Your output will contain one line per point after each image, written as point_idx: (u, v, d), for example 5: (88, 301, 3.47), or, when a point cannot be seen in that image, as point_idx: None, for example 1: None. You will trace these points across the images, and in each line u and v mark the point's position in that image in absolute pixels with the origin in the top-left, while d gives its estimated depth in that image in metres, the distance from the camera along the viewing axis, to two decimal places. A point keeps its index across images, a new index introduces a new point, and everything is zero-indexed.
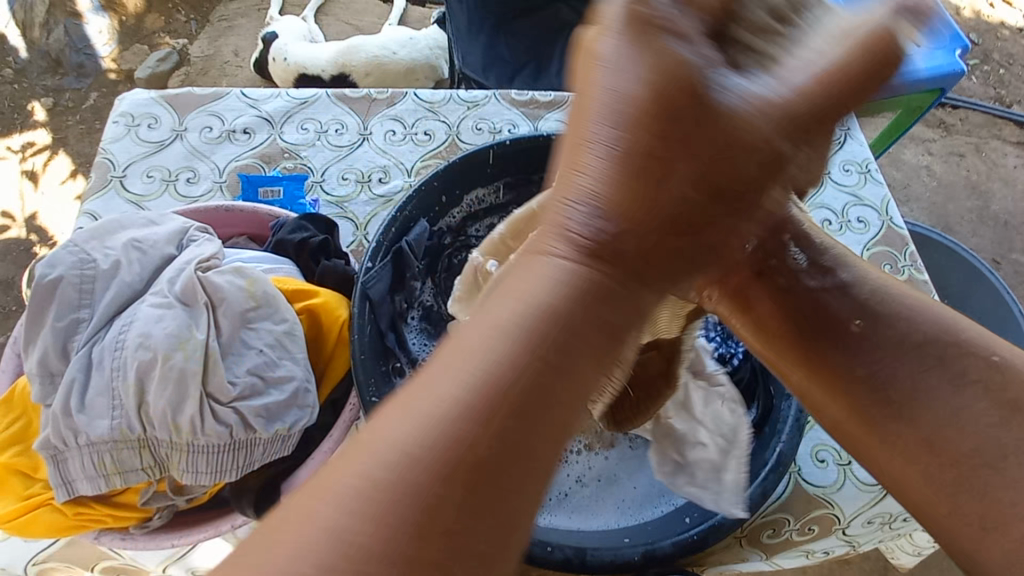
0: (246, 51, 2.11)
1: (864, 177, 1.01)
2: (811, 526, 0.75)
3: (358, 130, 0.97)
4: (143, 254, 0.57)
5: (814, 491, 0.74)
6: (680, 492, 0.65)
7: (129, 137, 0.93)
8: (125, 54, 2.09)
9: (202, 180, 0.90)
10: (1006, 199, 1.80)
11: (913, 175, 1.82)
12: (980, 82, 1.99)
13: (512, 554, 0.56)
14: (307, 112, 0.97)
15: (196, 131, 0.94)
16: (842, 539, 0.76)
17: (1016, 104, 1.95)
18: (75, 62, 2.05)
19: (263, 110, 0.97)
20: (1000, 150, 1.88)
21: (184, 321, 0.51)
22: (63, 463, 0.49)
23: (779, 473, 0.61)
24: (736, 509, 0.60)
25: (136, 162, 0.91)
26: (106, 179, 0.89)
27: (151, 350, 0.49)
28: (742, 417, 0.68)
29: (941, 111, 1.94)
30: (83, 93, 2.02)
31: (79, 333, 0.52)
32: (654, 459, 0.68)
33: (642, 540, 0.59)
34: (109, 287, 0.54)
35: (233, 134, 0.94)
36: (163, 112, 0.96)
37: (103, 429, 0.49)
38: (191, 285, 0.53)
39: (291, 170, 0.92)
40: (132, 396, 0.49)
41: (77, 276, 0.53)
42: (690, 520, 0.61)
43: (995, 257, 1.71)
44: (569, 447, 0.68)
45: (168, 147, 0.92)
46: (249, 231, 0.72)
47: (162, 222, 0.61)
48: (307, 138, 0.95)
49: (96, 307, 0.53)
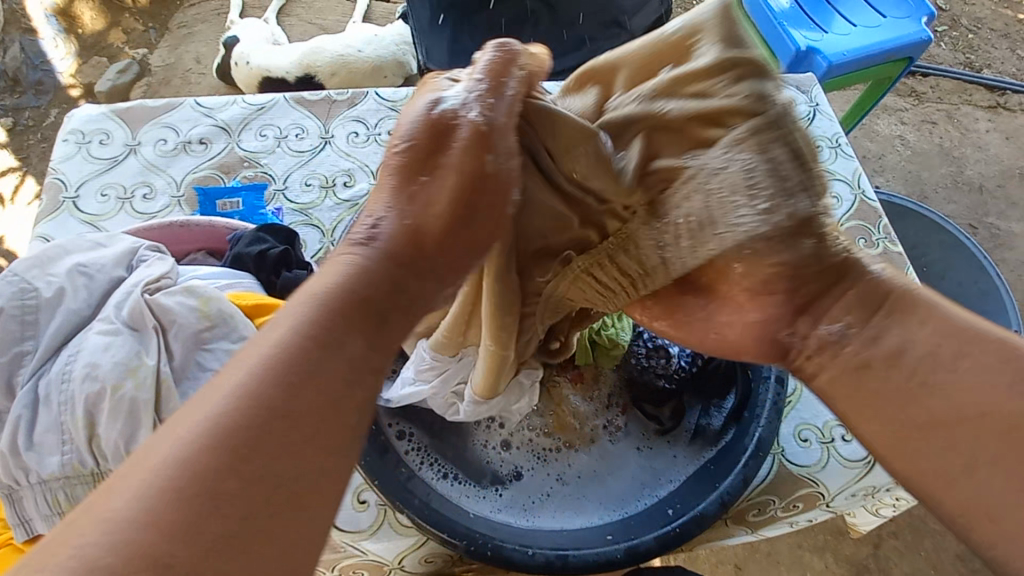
0: (209, 57, 2.05)
1: (835, 152, 1.01)
2: (797, 503, 0.75)
3: (320, 134, 0.94)
4: (89, 279, 0.54)
5: (797, 471, 0.75)
6: (662, 483, 0.64)
7: (80, 155, 0.90)
8: (84, 68, 2.03)
9: (159, 195, 0.87)
10: (980, 163, 1.81)
11: (888, 145, 1.83)
12: (949, 49, 2.00)
13: (490, 561, 0.55)
14: (265, 118, 0.95)
15: (150, 145, 0.91)
16: (826, 510, 0.77)
17: (985, 69, 1.96)
18: (33, 79, 1.99)
19: (219, 119, 0.94)
20: (972, 115, 1.88)
21: (133, 347, 0.49)
22: (19, 502, 0.48)
23: (761, 456, 0.61)
24: (718, 498, 0.59)
25: (89, 180, 0.87)
26: (58, 201, 0.85)
27: (99, 381, 0.47)
28: (720, 404, 0.68)
29: (912, 80, 1.95)
30: (44, 111, 1.96)
31: (24, 367, 0.50)
32: (634, 451, 0.67)
33: (624, 536, 0.58)
34: (54, 316, 0.51)
35: (188, 145, 0.91)
36: (114, 127, 0.92)
37: (55, 466, 0.47)
38: (139, 310, 0.50)
39: (251, 179, 0.89)
40: (82, 430, 0.47)
41: (17, 307, 0.51)
42: (673, 512, 0.60)
43: (972, 222, 1.72)
44: (547, 445, 0.67)
45: (122, 163, 0.89)
46: (206, 246, 0.70)
47: (109, 243, 0.58)
48: (266, 146, 0.92)
49: (41, 337, 0.50)
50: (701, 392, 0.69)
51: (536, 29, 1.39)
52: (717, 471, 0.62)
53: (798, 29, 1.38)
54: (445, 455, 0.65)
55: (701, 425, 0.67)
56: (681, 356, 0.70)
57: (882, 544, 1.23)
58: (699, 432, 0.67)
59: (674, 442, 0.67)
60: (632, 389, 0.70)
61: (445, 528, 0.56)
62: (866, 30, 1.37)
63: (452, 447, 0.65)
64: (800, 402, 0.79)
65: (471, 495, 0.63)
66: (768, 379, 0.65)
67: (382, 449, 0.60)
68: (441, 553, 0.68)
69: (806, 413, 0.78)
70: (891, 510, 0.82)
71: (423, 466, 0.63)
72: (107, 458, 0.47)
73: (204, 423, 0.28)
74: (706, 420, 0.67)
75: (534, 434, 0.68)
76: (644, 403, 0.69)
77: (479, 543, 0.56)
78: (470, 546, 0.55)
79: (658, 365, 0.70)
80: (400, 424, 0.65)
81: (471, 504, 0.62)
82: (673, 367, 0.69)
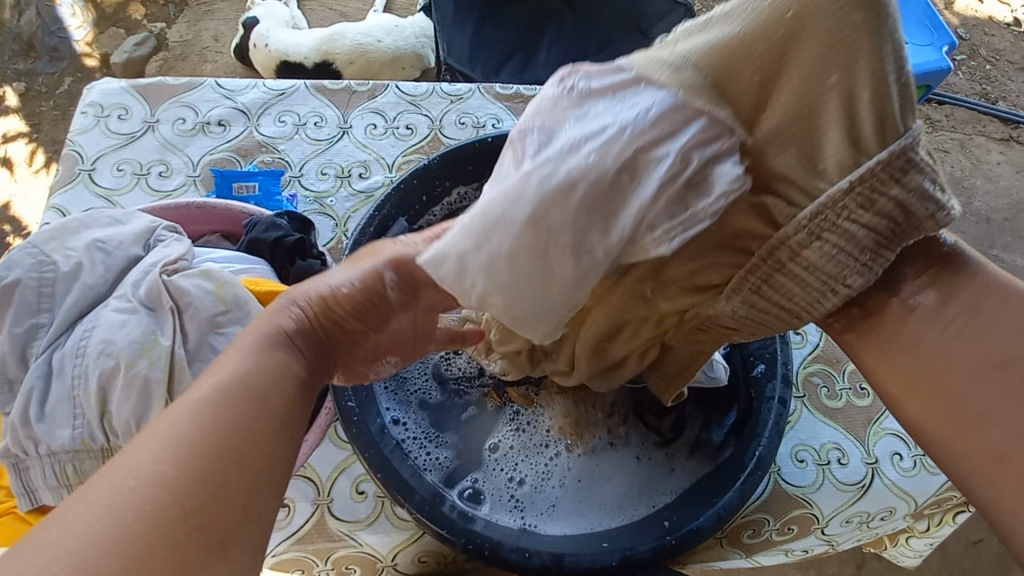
0: (227, 36, 2.05)
1: None
2: (791, 526, 0.76)
3: (338, 124, 0.94)
4: (107, 255, 0.54)
5: (792, 491, 0.76)
6: (658, 493, 0.65)
7: (98, 128, 0.90)
8: (100, 37, 2.03)
9: (175, 173, 0.87)
10: (988, 195, 1.82)
11: None
12: (966, 79, 2.00)
13: (487, 560, 0.56)
14: (285, 104, 0.95)
15: (169, 123, 0.91)
16: (822, 538, 0.76)
17: (1000, 101, 1.97)
18: (48, 45, 1.99)
19: (239, 102, 0.94)
20: (984, 147, 1.89)
21: (148, 326, 0.49)
22: (25, 471, 0.48)
23: (759, 474, 0.62)
24: (714, 513, 0.60)
25: (106, 154, 0.88)
26: (74, 172, 0.86)
27: (113, 357, 0.48)
28: (721, 420, 0.68)
29: (927, 107, 1.95)
30: (57, 78, 1.96)
31: (39, 339, 0.50)
32: (633, 460, 0.68)
33: (621, 545, 0.59)
34: (70, 290, 0.52)
35: (207, 126, 0.91)
36: (134, 102, 0.92)
37: (64, 439, 0.47)
38: (156, 289, 0.51)
39: (268, 164, 0.90)
40: (94, 405, 0.47)
41: (35, 279, 0.51)
42: (669, 524, 0.60)
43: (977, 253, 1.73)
44: (545, 436, 0.69)
45: (139, 139, 0.89)
46: (222, 229, 0.70)
47: (128, 221, 0.58)
48: (285, 132, 0.93)
49: (56, 311, 0.51)
50: (704, 406, 0.70)
51: (559, 32, 1.40)
52: (714, 486, 0.63)
53: None
54: (449, 454, 0.66)
55: (700, 439, 0.68)
56: None
57: (865, 565, 1.24)
58: (698, 446, 0.67)
59: (673, 454, 0.68)
60: (635, 398, 0.71)
61: (444, 525, 0.57)
62: None
63: (441, 410, 0.68)
64: (799, 422, 0.79)
65: (474, 497, 0.64)
66: (772, 399, 0.65)
67: (394, 446, 0.62)
68: (433, 553, 0.69)
69: (804, 434, 0.79)
70: (926, 545, 0.82)
71: (429, 467, 0.64)
72: (116, 435, 0.48)
73: (187, 418, 0.37)
74: (706, 434, 0.68)
75: (538, 420, 0.69)
76: (645, 412, 0.70)
77: (477, 541, 0.56)
78: (468, 543, 0.56)
79: None
80: (396, 410, 0.67)
81: (470, 506, 0.62)
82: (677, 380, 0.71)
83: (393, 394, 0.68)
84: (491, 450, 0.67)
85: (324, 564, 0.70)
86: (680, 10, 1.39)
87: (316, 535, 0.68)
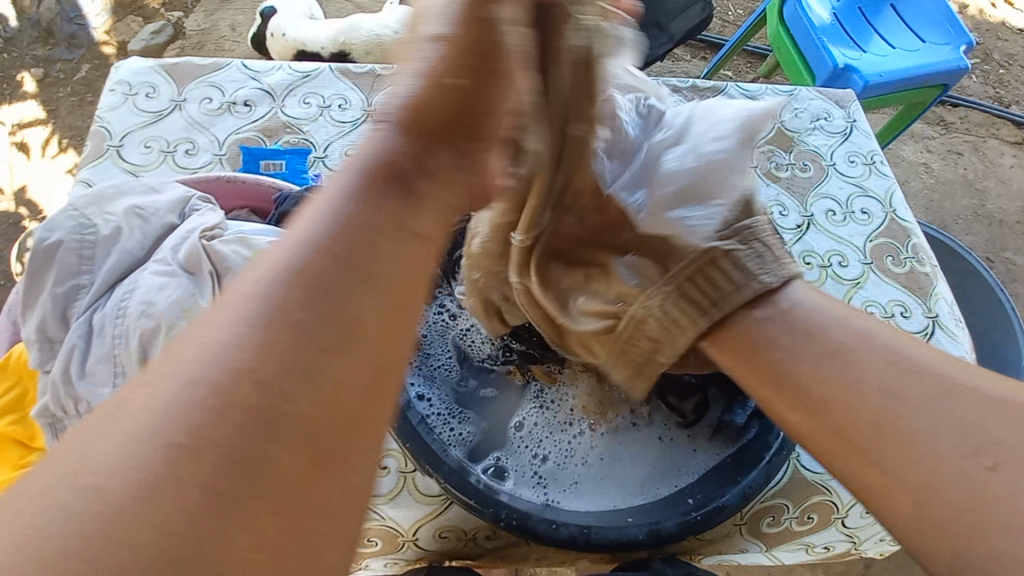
0: (243, 26, 2.06)
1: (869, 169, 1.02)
2: (810, 514, 0.76)
3: (362, 106, 0.95)
4: (144, 221, 0.55)
5: (811, 477, 0.75)
6: (681, 473, 0.65)
7: (126, 106, 0.91)
8: (118, 25, 2.04)
9: (201, 152, 0.88)
10: (1001, 197, 1.82)
11: (911, 171, 1.84)
12: (980, 81, 2.00)
13: (515, 530, 0.57)
14: (310, 86, 0.95)
15: (195, 102, 0.92)
16: (841, 532, 0.77)
17: (1014, 104, 1.96)
18: (67, 32, 2.00)
19: (265, 83, 0.94)
20: (997, 150, 1.89)
21: (188, 289, 0.50)
22: (62, 432, 0.49)
23: (783, 454, 0.63)
24: (739, 491, 0.61)
25: (133, 131, 0.88)
26: (102, 148, 0.87)
27: (154, 318, 0.48)
28: (744, 402, 0.68)
29: (941, 109, 1.95)
30: (74, 65, 1.97)
31: (79, 300, 0.51)
32: (656, 440, 0.68)
33: (646, 520, 0.60)
34: (110, 253, 0.52)
35: (233, 106, 0.92)
36: (161, 81, 0.93)
37: (104, 398, 0.48)
38: (195, 254, 0.51)
39: (293, 144, 0.90)
40: (134, 364, 0.48)
41: (77, 241, 0.52)
42: (694, 501, 0.61)
43: (989, 255, 1.72)
44: (568, 415, 0.69)
45: (166, 117, 0.90)
46: (251, 204, 0.71)
47: (163, 189, 0.59)
48: (309, 113, 0.93)
49: (96, 273, 0.51)
50: (727, 389, 0.69)
51: None
52: (737, 466, 0.63)
53: (838, 46, 1.38)
54: (472, 430, 0.66)
55: (723, 421, 0.67)
56: None
57: (873, 565, 1.24)
58: (721, 428, 0.67)
59: (695, 435, 0.68)
60: (658, 380, 0.71)
61: (472, 495, 0.58)
62: (904, 53, 1.37)
63: (465, 387, 0.68)
64: None
65: (498, 472, 0.64)
66: None
67: (420, 420, 0.62)
68: (456, 529, 0.69)
69: None
70: None
71: (453, 443, 0.64)
72: None
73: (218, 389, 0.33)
74: (729, 416, 0.67)
75: (561, 399, 0.70)
76: (668, 394, 0.70)
77: (505, 512, 0.57)
78: (496, 514, 0.57)
79: None
80: (421, 385, 0.67)
81: (495, 481, 0.63)
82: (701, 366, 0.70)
83: (419, 370, 0.68)
84: (515, 427, 0.67)
85: None
86: (699, 5, 1.39)
87: None
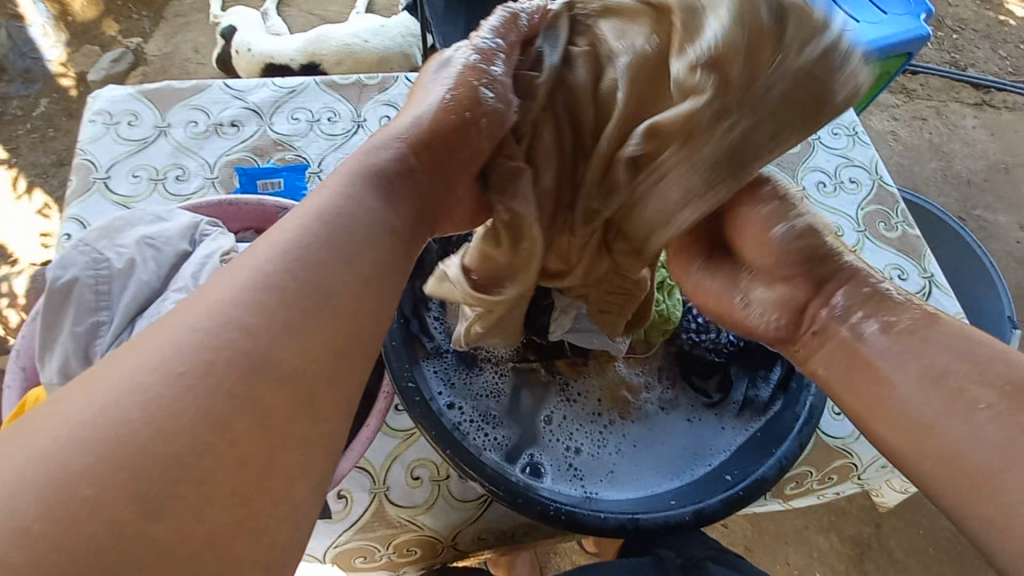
0: (206, 47, 2.02)
1: (852, 140, 1.05)
2: (831, 475, 0.78)
3: (352, 118, 0.94)
4: (157, 250, 0.54)
5: (832, 443, 0.77)
6: (713, 452, 0.66)
7: (109, 136, 0.88)
8: (75, 56, 1.98)
9: (192, 176, 0.86)
10: (967, 158, 1.88)
11: (881, 140, 1.89)
12: (936, 48, 2.07)
13: (563, 525, 0.57)
14: (296, 101, 0.94)
15: (181, 127, 0.90)
16: (856, 483, 0.80)
17: (970, 68, 2.03)
18: (22, 67, 1.93)
19: (250, 101, 0.93)
20: (959, 113, 1.95)
21: None
22: None
23: (813, 423, 0.64)
24: (776, 463, 0.61)
25: (120, 161, 0.86)
26: (89, 181, 0.84)
27: None
28: (766, 375, 0.70)
29: (902, 77, 2.01)
30: (33, 100, 1.90)
31: (101, 337, 0.49)
32: (686, 422, 0.69)
33: (688, 501, 0.60)
34: (127, 286, 0.51)
35: (220, 127, 0.90)
36: (143, 108, 0.91)
37: None
38: None
39: (287, 161, 0.89)
40: None
41: (91, 276, 0.50)
42: (732, 477, 0.62)
43: (962, 214, 1.78)
44: (595, 407, 0.69)
45: (153, 144, 0.88)
46: (255, 225, 0.70)
47: (170, 217, 0.58)
48: (299, 129, 0.92)
49: (115, 307, 0.50)
50: (748, 365, 0.70)
51: None
52: (770, 440, 0.64)
53: None
54: (506, 434, 0.66)
55: (749, 397, 0.69)
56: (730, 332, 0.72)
57: (883, 524, 1.27)
58: (747, 403, 0.68)
59: (722, 413, 0.69)
60: (681, 363, 0.72)
61: (519, 496, 0.58)
62: (868, 25, 1.41)
63: (493, 390, 0.68)
64: None
65: (537, 471, 0.64)
66: None
67: (455, 427, 0.62)
68: (495, 530, 0.69)
69: None
70: None
71: (488, 447, 0.64)
72: None
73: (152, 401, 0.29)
74: (754, 392, 0.69)
75: (587, 391, 0.70)
76: (692, 376, 0.71)
77: (553, 508, 0.57)
78: (545, 511, 0.57)
79: (707, 341, 0.72)
80: (449, 394, 0.66)
81: (535, 480, 0.63)
82: (721, 342, 0.72)
83: (446, 377, 0.67)
84: (547, 425, 0.67)
85: (386, 549, 0.69)
86: None
87: (378, 522, 0.68)
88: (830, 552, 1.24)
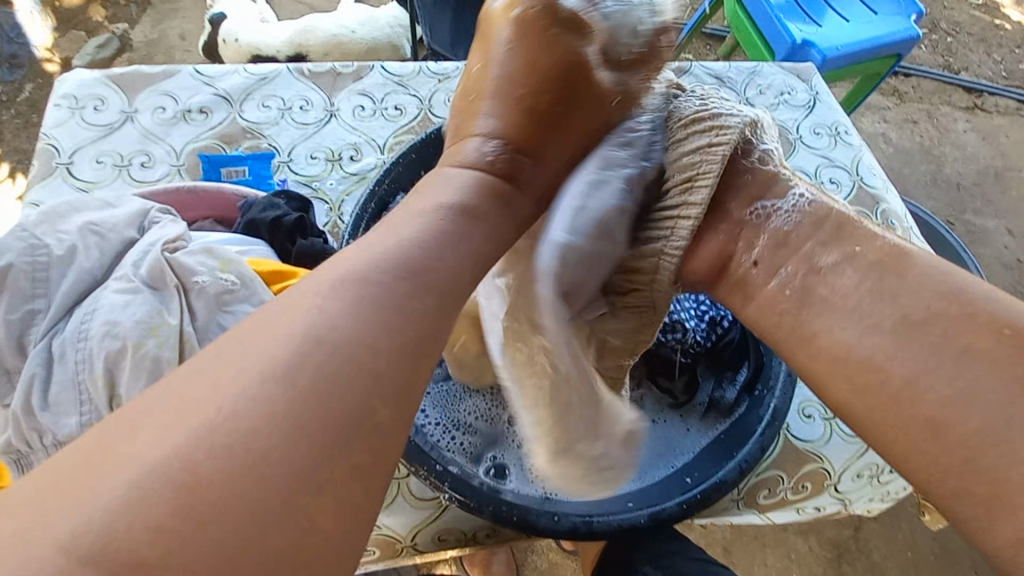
0: (193, 34, 1.99)
1: (835, 140, 1.04)
2: (805, 483, 0.76)
3: (324, 107, 0.92)
4: (101, 238, 0.52)
5: (803, 446, 0.77)
6: (677, 454, 0.65)
7: (74, 121, 0.86)
8: (61, 41, 1.95)
9: (158, 163, 0.84)
10: (957, 161, 1.87)
11: (870, 141, 1.89)
12: (929, 51, 2.05)
13: (516, 526, 0.56)
14: (268, 89, 0.92)
15: (148, 113, 0.88)
16: (836, 498, 0.76)
17: (963, 71, 2.02)
18: (6, 52, 1.90)
19: (220, 88, 0.91)
20: (951, 116, 1.94)
21: (154, 305, 0.48)
22: (27, 468, 0.46)
23: (776, 426, 0.62)
24: (736, 465, 0.60)
25: (83, 147, 0.84)
26: (51, 167, 0.82)
27: (119, 339, 0.46)
28: (733, 377, 0.69)
29: (895, 79, 2.00)
30: (16, 86, 1.87)
31: (36, 326, 0.48)
32: (650, 423, 0.68)
33: (646, 503, 0.60)
34: (65, 274, 0.49)
35: (188, 114, 0.88)
36: (110, 93, 0.89)
37: (72, 427, 0.45)
38: (159, 269, 0.50)
39: (254, 149, 0.87)
40: (101, 390, 0.46)
41: (28, 263, 0.49)
42: (692, 480, 0.61)
43: (950, 217, 1.77)
44: None
45: (118, 130, 0.86)
46: (215, 214, 0.68)
47: (119, 203, 0.56)
48: (270, 117, 0.90)
49: (52, 296, 0.49)
50: (714, 366, 0.70)
51: None
52: (732, 442, 0.63)
53: (794, 22, 1.40)
54: (472, 437, 0.65)
55: (714, 398, 0.68)
56: (697, 330, 0.72)
57: (862, 527, 1.26)
58: (712, 405, 0.68)
59: (687, 414, 0.68)
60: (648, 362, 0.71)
61: (470, 496, 0.57)
62: (858, 25, 1.39)
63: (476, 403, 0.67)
64: None
65: (497, 474, 0.63)
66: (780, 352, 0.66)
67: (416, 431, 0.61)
68: (454, 531, 0.68)
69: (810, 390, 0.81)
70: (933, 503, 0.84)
71: (453, 451, 0.63)
72: None
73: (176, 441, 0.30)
74: (720, 393, 0.68)
75: None
76: (658, 377, 0.70)
77: (505, 509, 0.57)
78: (496, 511, 0.56)
79: (674, 339, 0.71)
80: None
81: (497, 483, 0.62)
82: (689, 341, 0.71)
83: None
84: (508, 425, 0.66)
85: None
86: None
87: None
88: (808, 554, 1.24)
